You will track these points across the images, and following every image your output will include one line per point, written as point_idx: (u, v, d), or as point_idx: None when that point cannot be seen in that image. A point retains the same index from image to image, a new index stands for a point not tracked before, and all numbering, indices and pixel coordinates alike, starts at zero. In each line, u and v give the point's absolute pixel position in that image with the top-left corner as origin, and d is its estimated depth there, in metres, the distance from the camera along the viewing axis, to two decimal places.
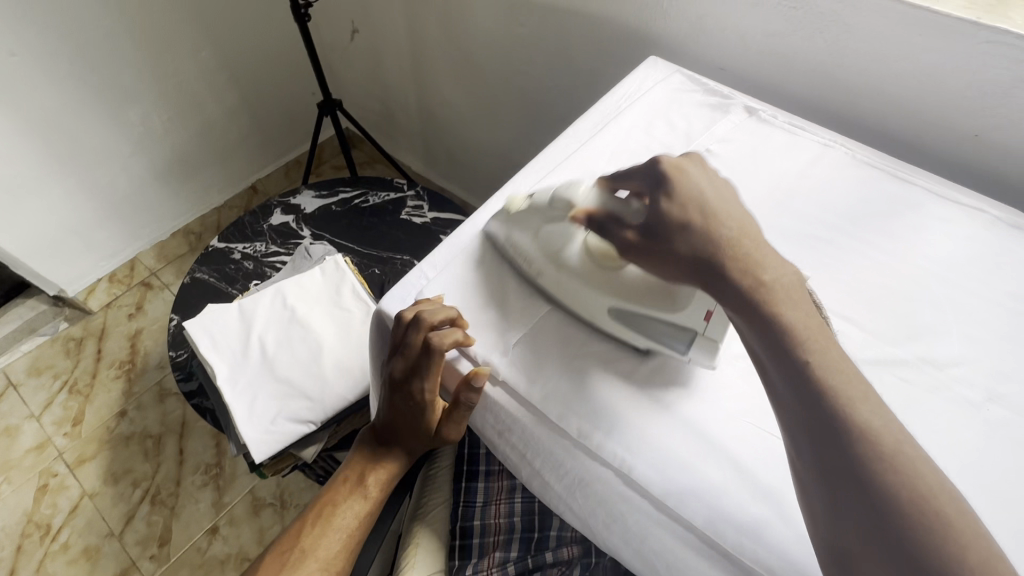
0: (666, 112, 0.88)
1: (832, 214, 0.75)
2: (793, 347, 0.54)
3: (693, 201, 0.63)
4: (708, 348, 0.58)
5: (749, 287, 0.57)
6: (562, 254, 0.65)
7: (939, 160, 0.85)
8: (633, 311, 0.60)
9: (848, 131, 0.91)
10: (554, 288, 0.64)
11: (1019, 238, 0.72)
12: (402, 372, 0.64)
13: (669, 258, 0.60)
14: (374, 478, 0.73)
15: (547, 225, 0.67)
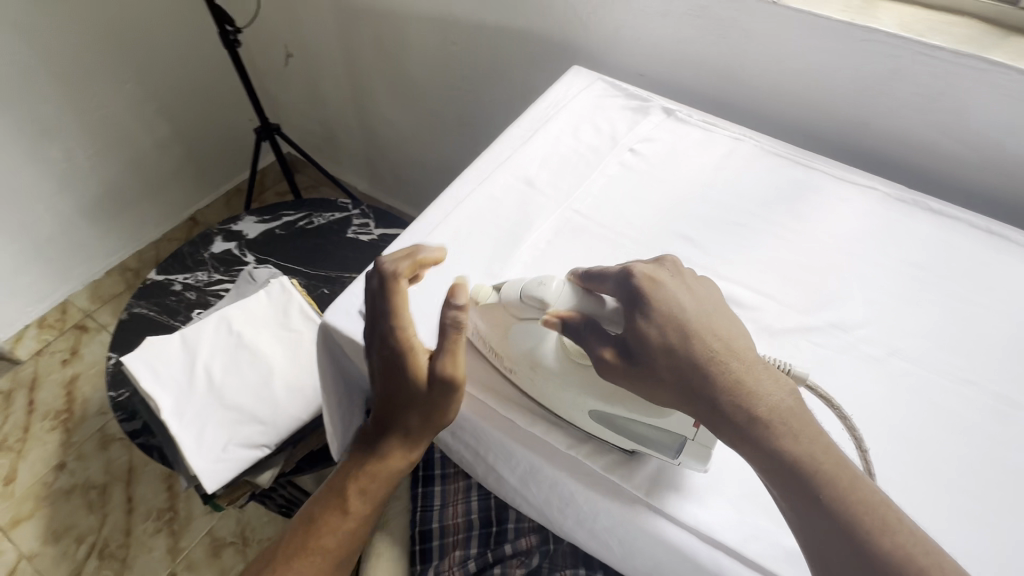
0: (592, 117, 0.93)
1: (746, 200, 0.82)
2: (805, 482, 0.46)
3: (672, 316, 0.52)
4: (699, 455, 0.53)
5: (740, 417, 0.48)
6: (537, 354, 0.58)
7: (837, 146, 0.94)
8: (619, 417, 0.55)
9: (758, 124, 0.99)
10: (530, 388, 0.60)
11: (907, 209, 0.81)
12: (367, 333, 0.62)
13: (648, 380, 0.51)
14: (354, 492, 0.64)
15: (519, 323, 0.58)
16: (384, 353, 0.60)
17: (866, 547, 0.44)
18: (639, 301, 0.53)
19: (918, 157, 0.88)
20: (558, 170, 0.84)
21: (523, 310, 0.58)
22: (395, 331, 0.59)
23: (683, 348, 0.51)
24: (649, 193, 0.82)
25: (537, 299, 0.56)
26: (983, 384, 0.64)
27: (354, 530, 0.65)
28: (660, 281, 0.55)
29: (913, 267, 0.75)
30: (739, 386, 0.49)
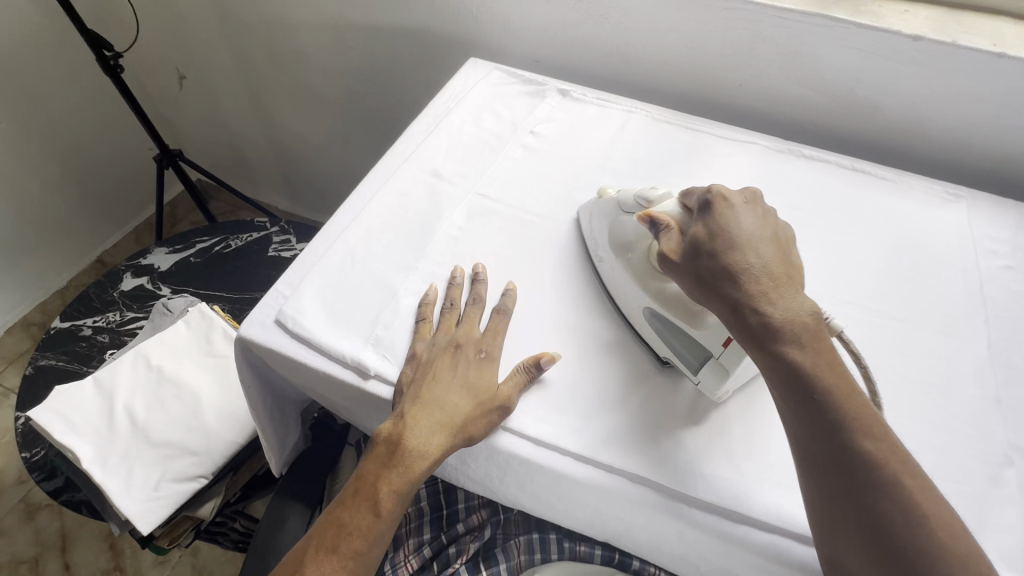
0: (491, 105, 0.96)
1: (643, 167, 0.87)
2: (805, 381, 0.50)
3: (722, 233, 0.57)
4: (716, 372, 0.59)
5: (755, 318, 0.53)
6: (631, 244, 0.67)
7: (721, 109, 1.01)
8: (664, 318, 0.62)
9: (650, 96, 1.05)
10: (611, 278, 0.69)
11: (783, 159, 0.89)
12: (446, 327, 0.66)
13: (688, 280, 0.58)
14: (387, 488, 0.59)
15: (624, 217, 0.69)
16: (465, 352, 0.64)
17: (847, 445, 0.48)
18: (705, 219, 0.59)
19: (789, 110, 0.96)
20: (463, 160, 0.86)
21: (632, 206, 0.69)
22: (483, 338, 0.65)
23: (721, 257, 0.56)
24: (553, 171, 0.86)
25: (647, 197, 0.67)
26: (859, 302, 0.72)
27: (372, 536, 0.59)
28: (729, 202, 0.60)
29: (795, 208, 0.82)
30: (762, 296, 0.53)
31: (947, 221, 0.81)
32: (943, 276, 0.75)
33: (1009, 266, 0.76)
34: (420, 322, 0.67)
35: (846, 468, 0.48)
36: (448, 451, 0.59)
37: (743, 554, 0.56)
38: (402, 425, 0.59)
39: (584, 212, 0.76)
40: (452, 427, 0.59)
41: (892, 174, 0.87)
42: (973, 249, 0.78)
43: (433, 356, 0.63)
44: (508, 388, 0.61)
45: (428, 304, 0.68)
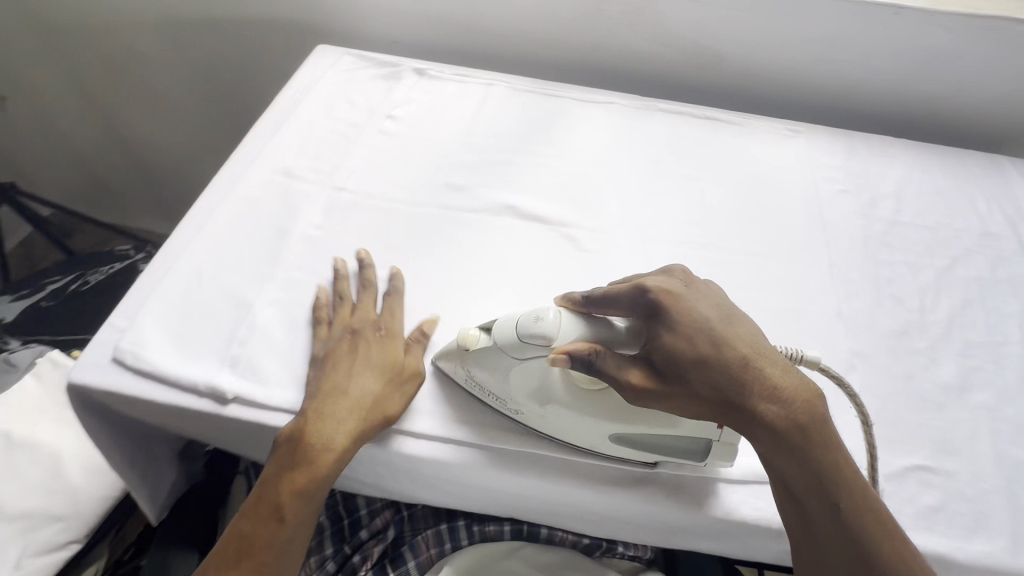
0: (344, 92, 0.90)
1: (507, 139, 0.86)
2: (825, 484, 0.47)
3: (697, 335, 0.49)
4: (723, 451, 0.54)
5: (775, 419, 0.47)
6: (544, 390, 0.54)
7: (581, 72, 1.02)
8: (642, 431, 0.54)
9: (512, 67, 1.04)
10: (542, 424, 0.57)
11: (640, 115, 0.91)
12: (343, 316, 0.63)
13: (684, 401, 0.48)
14: (285, 491, 0.53)
15: (519, 363, 0.54)
16: (364, 335, 0.61)
17: (866, 551, 0.46)
18: (662, 324, 0.49)
19: (644, 68, 0.98)
20: (317, 155, 0.81)
21: (524, 350, 0.53)
22: (381, 319, 0.63)
23: (714, 358, 0.48)
24: (415, 154, 0.83)
25: (537, 335, 0.52)
26: (719, 242, 0.75)
27: (272, 550, 0.53)
28: (677, 296, 0.51)
29: (656, 162, 0.85)
30: (777, 392, 0.48)
31: (789, 157, 0.86)
32: (789, 208, 0.80)
33: (844, 191, 0.83)
34: (321, 326, 0.63)
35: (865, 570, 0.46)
36: (350, 441, 0.55)
37: (629, 505, 0.58)
38: (301, 424, 0.55)
39: (445, 362, 0.60)
40: (352, 418, 0.55)
41: (740, 119, 0.91)
42: (813, 179, 0.84)
43: (334, 348, 0.60)
44: (403, 363, 0.60)
45: (329, 304, 0.65)
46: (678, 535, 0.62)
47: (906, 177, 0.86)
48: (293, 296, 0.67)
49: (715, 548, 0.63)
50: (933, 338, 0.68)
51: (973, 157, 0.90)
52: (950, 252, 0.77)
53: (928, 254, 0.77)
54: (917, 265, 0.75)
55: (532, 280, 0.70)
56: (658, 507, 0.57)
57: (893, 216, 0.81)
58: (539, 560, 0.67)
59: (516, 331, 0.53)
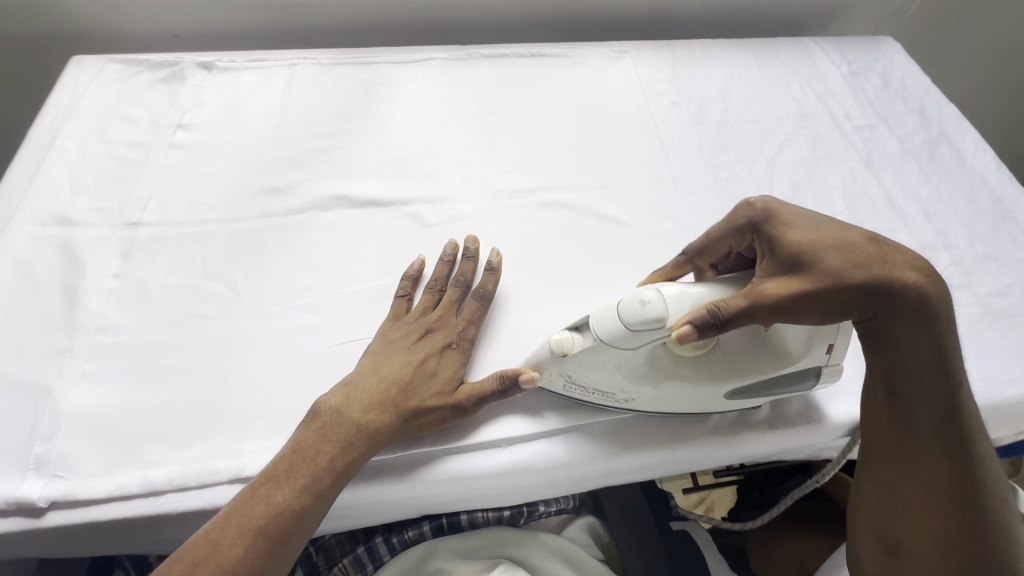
0: (117, 109, 0.76)
1: (324, 123, 0.77)
2: (941, 372, 0.47)
3: (817, 227, 0.47)
4: (830, 374, 0.55)
5: (910, 294, 0.45)
6: (654, 369, 0.52)
7: (394, 31, 0.93)
8: (754, 383, 0.53)
9: (316, 39, 0.93)
10: (648, 401, 0.55)
11: (463, 67, 0.85)
12: (420, 308, 0.59)
13: (829, 294, 0.45)
14: (324, 462, 0.49)
15: (623, 355, 0.50)
16: (436, 339, 0.57)
17: (962, 441, 0.48)
18: (776, 224, 0.49)
19: (459, 14, 0.92)
20: (98, 191, 0.68)
21: (634, 341, 0.47)
22: (462, 325, 0.58)
23: (846, 240, 0.46)
24: (221, 163, 0.72)
25: (646, 320, 0.46)
26: (567, 182, 0.73)
27: (306, 516, 0.47)
28: (778, 205, 0.50)
29: (489, 113, 0.80)
30: (903, 261, 0.47)
31: (618, 79, 0.85)
32: (626, 131, 0.79)
33: (675, 102, 0.84)
34: (397, 299, 0.61)
35: (955, 455, 0.47)
36: (395, 427, 0.52)
37: (523, 477, 0.56)
38: (357, 393, 0.52)
39: (531, 364, 0.55)
40: (400, 397, 0.52)
41: (564, 50, 0.88)
42: (644, 97, 0.84)
43: (399, 334, 0.57)
44: (469, 388, 0.54)
45: (412, 279, 0.62)
46: (587, 481, 0.61)
47: (728, 76, 0.88)
48: (102, 363, 0.56)
49: (623, 481, 0.64)
50: None
51: (783, 44, 0.94)
52: (776, 140, 0.81)
53: (758, 147, 0.80)
54: (750, 159, 0.78)
55: (380, 271, 0.64)
56: (552, 469, 0.56)
57: (722, 118, 0.83)
58: (465, 548, 0.66)
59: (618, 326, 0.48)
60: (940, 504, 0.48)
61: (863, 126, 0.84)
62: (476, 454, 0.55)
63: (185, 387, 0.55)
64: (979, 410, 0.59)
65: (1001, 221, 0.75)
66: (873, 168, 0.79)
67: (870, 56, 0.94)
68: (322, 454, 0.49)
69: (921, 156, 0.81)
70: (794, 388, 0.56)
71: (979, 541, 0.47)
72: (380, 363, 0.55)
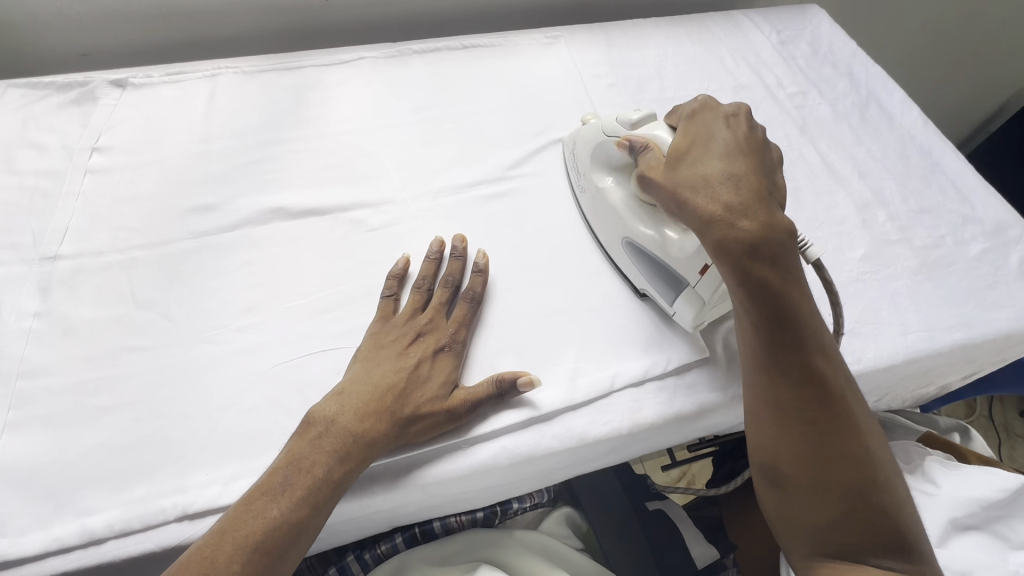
0: (24, 138, 0.71)
1: (253, 133, 0.74)
2: (774, 310, 0.48)
3: (699, 146, 0.53)
4: (693, 301, 0.57)
5: (729, 232, 0.48)
6: (615, 166, 0.65)
7: (321, 33, 0.90)
8: (636, 240, 0.61)
9: (240, 47, 0.89)
10: (591, 211, 0.67)
11: (396, 64, 0.83)
12: (407, 310, 0.58)
13: (662, 192, 0.53)
14: (320, 473, 0.47)
15: (603, 142, 0.64)
16: (429, 342, 0.56)
17: (809, 378, 0.49)
18: (687, 125, 0.55)
19: (387, 11, 0.89)
20: (7, 226, 0.63)
21: (612, 129, 0.63)
22: (453, 328, 0.57)
23: (698, 163, 0.52)
24: (144, 185, 0.68)
25: (625, 118, 0.61)
26: (510, 173, 0.72)
27: (304, 529, 0.46)
28: (706, 114, 0.55)
29: (426, 109, 0.78)
30: (732, 200, 0.48)
31: (554, 65, 0.85)
32: (565, 116, 0.79)
33: (612, 84, 0.84)
34: (383, 299, 0.59)
35: (804, 394, 0.49)
36: (392, 435, 0.51)
37: (487, 478, 0.55)
38: (350, 401, 0.51)
39: (571, 139, 0.72)
40: (396, 405, 0.51)
41: (498, 39, 0.87)
42: (581, 81, 0.83)
43: (390, 339, 0.56)
44: (464, 393, 0.54)
45: (397, 278, 0.60)
46: (554, 474, 0.61)
47: (662, 54, 0.89)
48: (25, 410, 0.52)
49: (589, 468, 0.64)
50: None
51: (714, 19, 0.95)
52: None
53: None
54: None
55: (324, 282, 0.62)
56: (516, 466, 0.55)
57: (660, 95, 0.83)
58: (440, 554, 0.65)
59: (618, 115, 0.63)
60: (799, 434, 0.49)
61: (796, 93, 0.85)
62: (433, 461, 0.53)
63: (120, 427, 0.52)
64: (923, 358, 0.61)
65: (931, 174, 0.77)
66: (808, 133, 0.80)
67: (797, 25, 0.95)
68: (318, 464, 0.48)
69: (852, 119, 0.83)
70: (667, 295, 0.60)
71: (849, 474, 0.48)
72: (372, 368, 0.54)
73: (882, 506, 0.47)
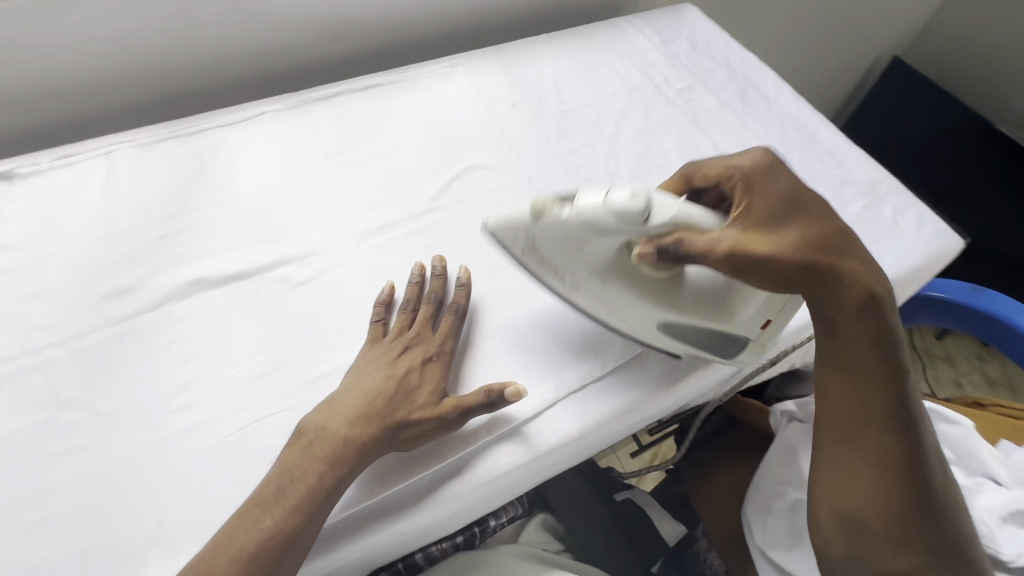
0: None
1: (161, 206, 0.72)
2: (886, 362, 0.53)
3: (791, 208, 0.52)
4: (755, 349, 0.62)
5: (858, 289, 0.52)
6: (613, 263, 0.54)
7: (217, 91, 0.89)
8: (682, 325, 0.58)
9: (132, 116, 0.87)
10: (592, 296, 0.58)
11: (299, 113, 0.83)
12: (397, 327, 0.61)
13: (781, 268, 0.50)
14: (303, 484, 0.50)
15: (597, 238, 0.52)
16: (416, 354, 0.58)
17: (910, 426, 0.53)
18: (758, 189, 0.53)
19: (280, 60, 0.90)
20: None
21: (611, 222, 0.50)
22: (440, 339, 0.60)
23: (806, 222, 0.52)
24: (49, 278, 0.65)
25: (627, 210, 0.49)
26: (430, 205, 0.74)
27: (296, 539, 0.48)
28: (776, 171, 0.54)
29: (337, 154, 0.79)
30: (853, 255, 0.53)
31: (456, 94, 0.88)
32: (475, 142, 0.82)
33: (515, 104, 0.87)
34: (372, 324, 0.62)
35: (907, 443, 0.52)
36: (382, 440, 0.53)
37: (486, 492, 0.58)
38: (341, 410, 0.54)
39: (505, 230, 0.54)
40: (385, 410, 0.54)
41: (397, 75, 0.89)
42: (484, 105, 0.87)
43: (380, 354, 0.59)
44: (456, 398, 0.56)
45: (383, 304, 0.63)
46: (543, 474, 0.64)
47: (556, 68, 0.93)
48: None
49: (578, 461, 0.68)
50: None
51: (598, 28, 1.01)
52: (612, 118, 0.87)
53: (598, 129, 0.85)
54: (594, 141, 0.84)
55: (257, 346, 0.61)
56: (512, 476, 0.58)
57: (560, 109, 0.87)
58: None
59: (617, 202, 0.49)
60: (898, 481, 0.52)
61: (683, 88, 0.92)
62: (434, 485, 0.55)
63: (61, 537, 0.50)
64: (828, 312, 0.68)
65: (811, 146, 0.86)
66: (699, 124, 0.87)
67: (675, 24, 1.03)
68: (309, 471, 0.50)
69: (736, 105, 0.90)
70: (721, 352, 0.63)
71: (932, 522, 0.52)
72: (367, 381, 0.56)
73: (958, 551, 0.53)
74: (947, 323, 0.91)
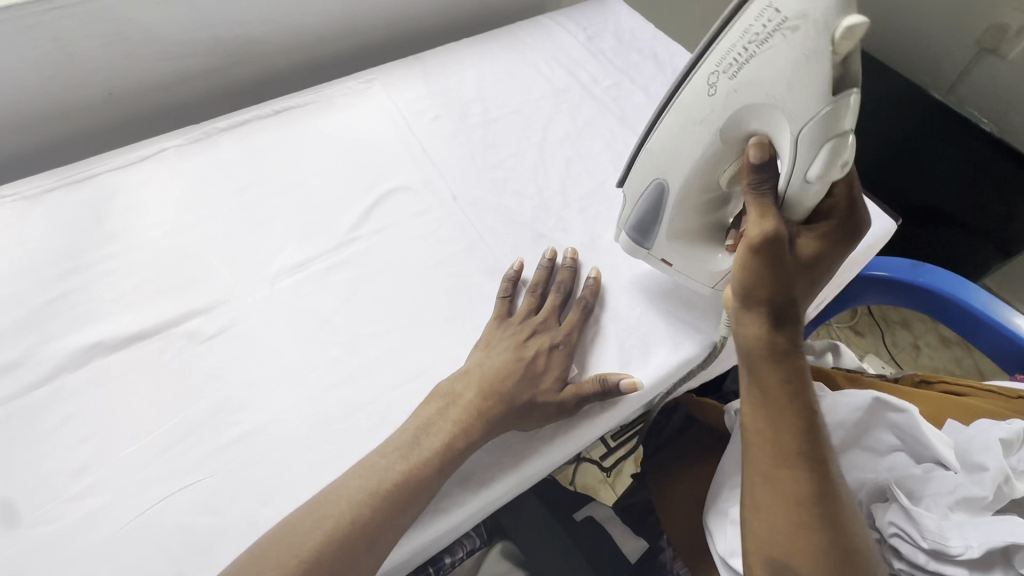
0: None
1: (51, 264, 0.66)
2: (797, 404, 0.51)
3: (811, 256, 0.53)
4: (637, 249, 0.65)
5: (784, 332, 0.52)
6: (742, 126, 0.52)
7: (113, 128, 0.83)
8: (678, 192, 0.58)
9: (18, 164, 0.79)
10: (697, 99, 0.53)
11: (203, 146, 0.77)
12: (524, 309, 0.63)
13: (772, 283, 0.51)
14: (434, 442, 0.52)
15: (772, 117, 0.50)
16: (544, 338, 0.60)
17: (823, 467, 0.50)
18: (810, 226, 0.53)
19: (179, 89, 0.83)
20: None
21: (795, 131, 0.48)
22: (567, 330, 0.61)
23: (810, 281, 0.53)
24: None
25: (824, 160, 0.48)
26: (350, 236, 0.70)
27: (380, 527, 0.48)
28: (831, 223, 0.53)
29: (246, 189, 0.74)
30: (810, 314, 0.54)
31: (373, 111, 0.83)
32: (395, 162, 0.77)
33: (437, 116, 0.83)
34: (500, 299, 0.64)
35: (817, 485, 0.49)
36: (501, 416, 0.55)
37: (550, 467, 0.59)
38: (475, 379, 0.56)
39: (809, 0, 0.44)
40: (513, 390, 0.56)
41: (308, 96, 0.83)
42: (403, 121, 0.82)
43: (510, 333, 0.60)
44: (579, 387, 0.58)
45: (512, 281, 0.65)
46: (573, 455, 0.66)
47: (479, 74, 0.89)
48: None
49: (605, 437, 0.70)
50: (557, 212, 0.74)
51: (520, 28, 0.97)
52: (540, 123, 0.83)
53: (525, 136, 0.82)
54: (521, 149, 0.80)
55: (164, 413, 0.56)
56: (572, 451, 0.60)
57: (485, 118, 0.84)
58: None
59: (823, 159, 0.48)
60: (812, 521, 0.48)
61: (610, 86, 0.89)
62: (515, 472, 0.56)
63: None
64: None
65: None
66: (628, 123, 0.84)
67: (599, 19, 0.99)
68: (426, 446, 0.51)
69: None
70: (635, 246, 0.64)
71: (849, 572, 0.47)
72: (501, 348, 0.58)
73: None
74: (892, 300, 0.91)
